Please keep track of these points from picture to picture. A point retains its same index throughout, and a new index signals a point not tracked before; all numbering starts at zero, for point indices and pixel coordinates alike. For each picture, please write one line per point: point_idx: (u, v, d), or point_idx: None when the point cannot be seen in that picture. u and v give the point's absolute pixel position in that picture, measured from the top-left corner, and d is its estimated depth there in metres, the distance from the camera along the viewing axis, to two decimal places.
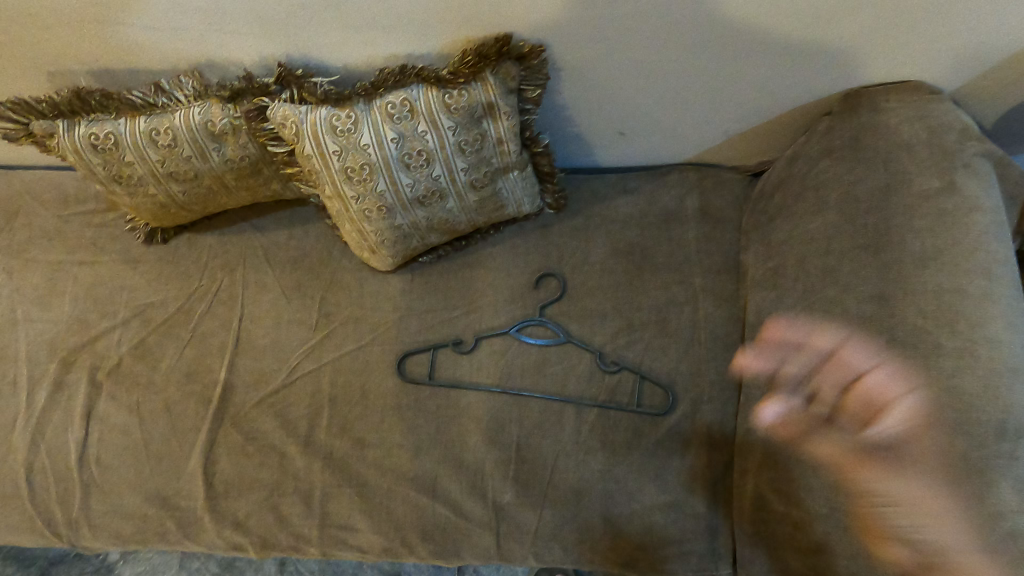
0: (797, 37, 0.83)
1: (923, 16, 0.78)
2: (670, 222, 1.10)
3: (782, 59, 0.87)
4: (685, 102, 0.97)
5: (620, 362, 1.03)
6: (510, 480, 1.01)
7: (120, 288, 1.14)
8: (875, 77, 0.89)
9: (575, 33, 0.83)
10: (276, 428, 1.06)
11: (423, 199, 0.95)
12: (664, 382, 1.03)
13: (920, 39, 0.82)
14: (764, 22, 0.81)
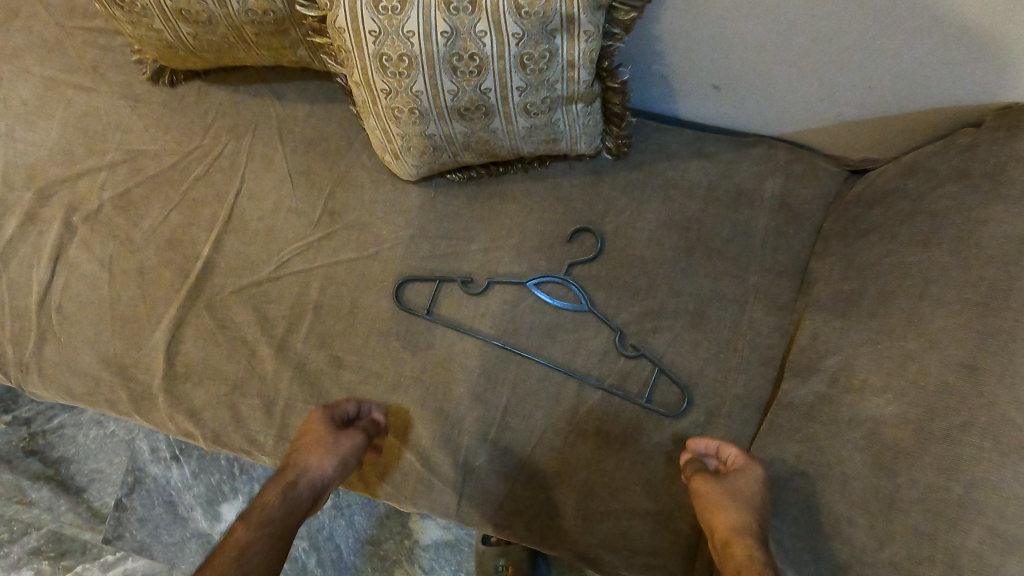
0: (977, 20, 0.64)
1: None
2: (741, 204, 0.94)
3: (945, 44, 0.68)
4: (805, 68, 0.78)
5: (641, 348, 0.91)
6: (487, 443, 0.91)
7: (114, 126, 1.01)
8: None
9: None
10: (250, 323, 0.96)
11: (464, 112, 0.79)
12: (683, 382, 0.90)
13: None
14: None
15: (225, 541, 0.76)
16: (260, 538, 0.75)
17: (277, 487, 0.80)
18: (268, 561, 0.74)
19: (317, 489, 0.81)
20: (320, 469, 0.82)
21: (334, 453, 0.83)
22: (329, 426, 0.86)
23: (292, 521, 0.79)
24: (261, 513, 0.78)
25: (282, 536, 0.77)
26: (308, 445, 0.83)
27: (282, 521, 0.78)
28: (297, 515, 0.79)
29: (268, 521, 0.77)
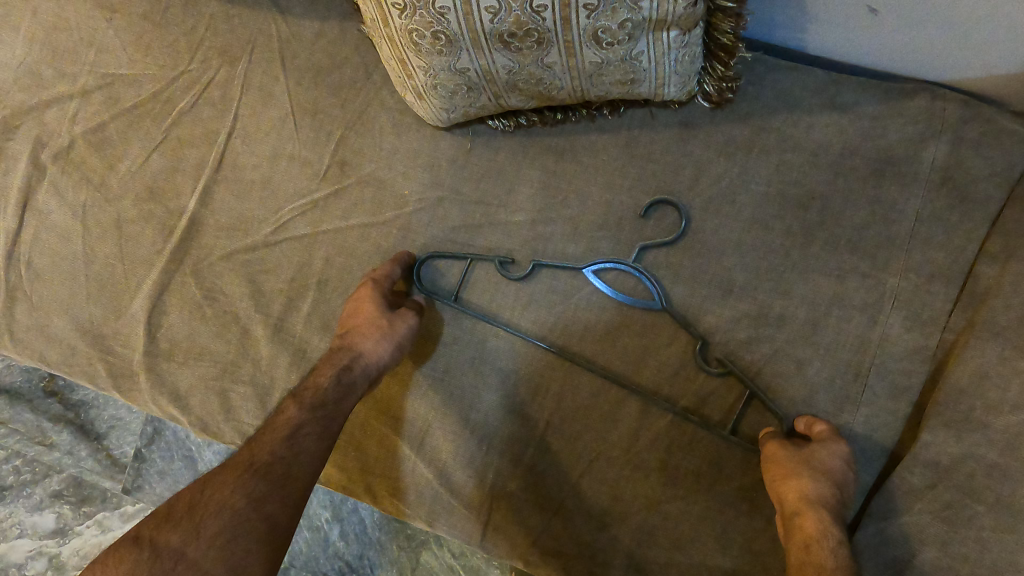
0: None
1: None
2: (884, 177, 0.68)
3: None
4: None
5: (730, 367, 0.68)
6: (521, 464, 0.73)
7: (88, 44, 0.82)
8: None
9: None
10: (244, 295, 0.78)
11: (508, 39, 0.57)
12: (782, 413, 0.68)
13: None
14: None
15: (275, 419, 0.64)
16: (315, 419, 0.64)
17: (330, 366, 0.68)
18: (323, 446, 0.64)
19: (374, 374, 0.68)
20: (378, 347, 0.68)
21: (393, 331, 0.69)
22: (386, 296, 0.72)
23: (349, 405, 0.67)
24: (315, 391, 0.66)
25: (338, 421, 0.65)
26: (363, 318, 0.69)
27: (339, 403, 0.66)
28: (353, 398, 0.67)
29: (323, 402, 0.65)
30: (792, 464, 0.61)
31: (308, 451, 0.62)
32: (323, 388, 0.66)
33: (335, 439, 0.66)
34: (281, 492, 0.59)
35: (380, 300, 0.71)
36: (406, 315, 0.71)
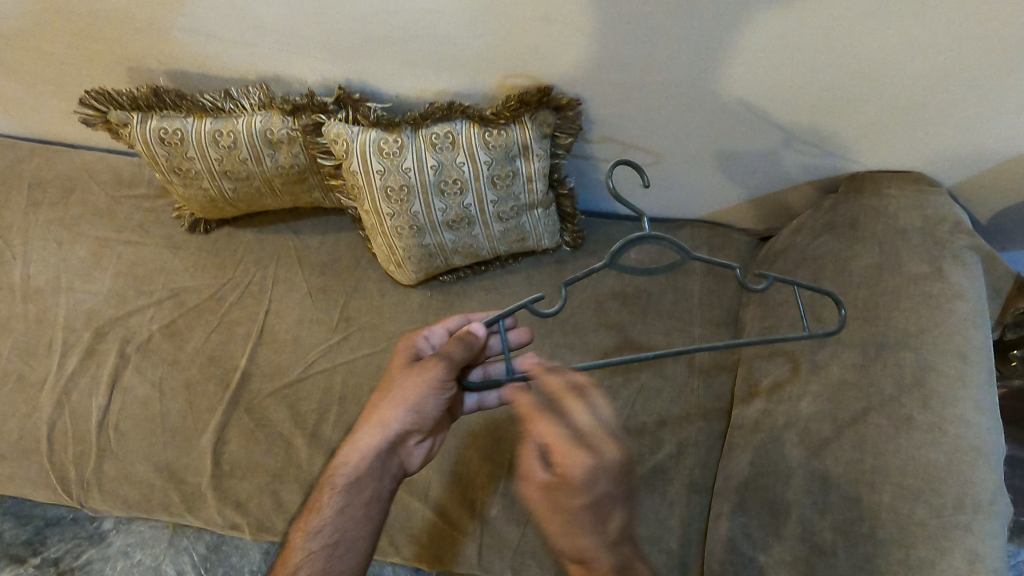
0: (809, 125, 0.90)
1: (926, 118, 0.85)
2: (678, 273, 1.17)
3: (789, 142, 0.95)
4: (702, 165, 1.04)
5: (554, 311, 0.71)
6: (498, 494, 1.06)
7: (159, 271, 1.22)
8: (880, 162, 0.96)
9: (598, 98, 0.92)
10: (286, 418, 1.12)
11: (452, 224, 1.02)
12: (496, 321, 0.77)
13: (922, 137, 0.89)
14: (782, 110, 0.88)
15: (292, 544, 0.79)
16: (343, 501, 0.79)
17: (337, 477, 0.81)
18: (353, 519, 0.78)
19: (369, 474, 0.80)
20: (394, 415, 0.81)
21: (406, 395, 0.80)
22: (411, 360, 0.85)
23: (348, 519, 0.78)
24: (318, 515, 0.79)
25: (361, 497, 0.80)
26: (387, 385, 0.84)
27: (336, 520, 0.78)
28: (354, 508, 0.79)
29: (348, 483, 0.80)
30: (583, 475, 0.74)
31: (337, 529, 0.78)
32: (321, 510, 0.79)
33: (349, 554, 0.76)
34: None
35: (406, 366, 0.84)
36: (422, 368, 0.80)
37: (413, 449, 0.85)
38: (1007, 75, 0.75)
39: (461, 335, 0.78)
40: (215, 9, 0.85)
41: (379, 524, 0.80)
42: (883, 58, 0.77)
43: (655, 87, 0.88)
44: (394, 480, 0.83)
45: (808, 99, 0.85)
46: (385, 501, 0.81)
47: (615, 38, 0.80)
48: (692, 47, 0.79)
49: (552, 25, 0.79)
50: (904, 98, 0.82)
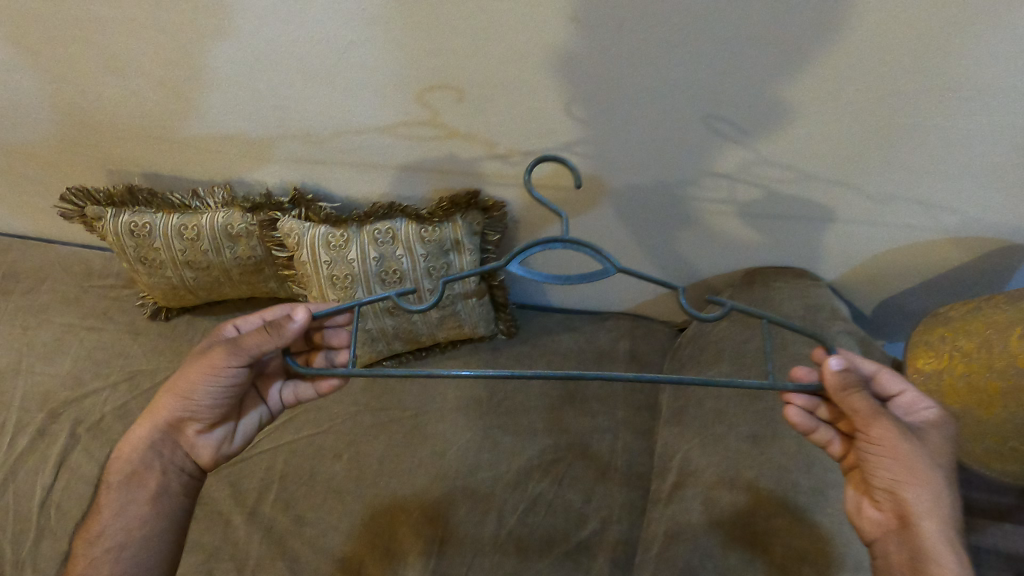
0: (812, 208, 0.96)
1: (921, 200, 0.90)
2: (603, 359, 1.27)
3: (798, 226, 1.00)
4: (720, 249, 1.09)
5: (420, 308, 0.75)
6: (427, 571, 1.09)
7: (118, 355, 1.29)
8: (884, 243, 1.00)
9: (629, 174, 0.97)
10: (228, 497, 1.17)
11: (392, 310, 1.13)
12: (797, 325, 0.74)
13: (926, 217, 0.93)
14: (795, 192, 0.94)
15: (83, 542, 0.85)
16: (122, 498, 0.86)
17: (118, 472, 0.87)
18: (133, 515, 0.85)
19: (148, 466, 0.87)
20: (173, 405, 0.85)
21: (183, 383, 0.84)
22: (200, 350, 0.86)
23: (135, 516, 0.85)
24: (106, 511, 0.85)
25: (144, 490, 0.86)
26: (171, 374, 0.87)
27: (121, 515, 0.85)
28: (137, 500, 0.85)
29: (124, 478, 0.86)
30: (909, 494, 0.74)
31: (122, 527, 0.84)
32: (107, 508, 0.85)
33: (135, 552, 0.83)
34: None
35: (195, 356, 0.86)
36: (206, 359, 0.82)
37: (207, 439, 0.89)
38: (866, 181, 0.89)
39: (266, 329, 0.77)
40: (188, 120, 0.99)
41: (165, 515, 0.87)
42: (864, 145, 0.85)
43: (674, 170, 0.94)
44: (178, 470, 0.89)
45: (692, 203, 1.00)
46: (165, 490, 0.87)
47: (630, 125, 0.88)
48: (695, 133, 0.87)
49: (573, 105, 0.86)
50: (896, 180, 0.89)
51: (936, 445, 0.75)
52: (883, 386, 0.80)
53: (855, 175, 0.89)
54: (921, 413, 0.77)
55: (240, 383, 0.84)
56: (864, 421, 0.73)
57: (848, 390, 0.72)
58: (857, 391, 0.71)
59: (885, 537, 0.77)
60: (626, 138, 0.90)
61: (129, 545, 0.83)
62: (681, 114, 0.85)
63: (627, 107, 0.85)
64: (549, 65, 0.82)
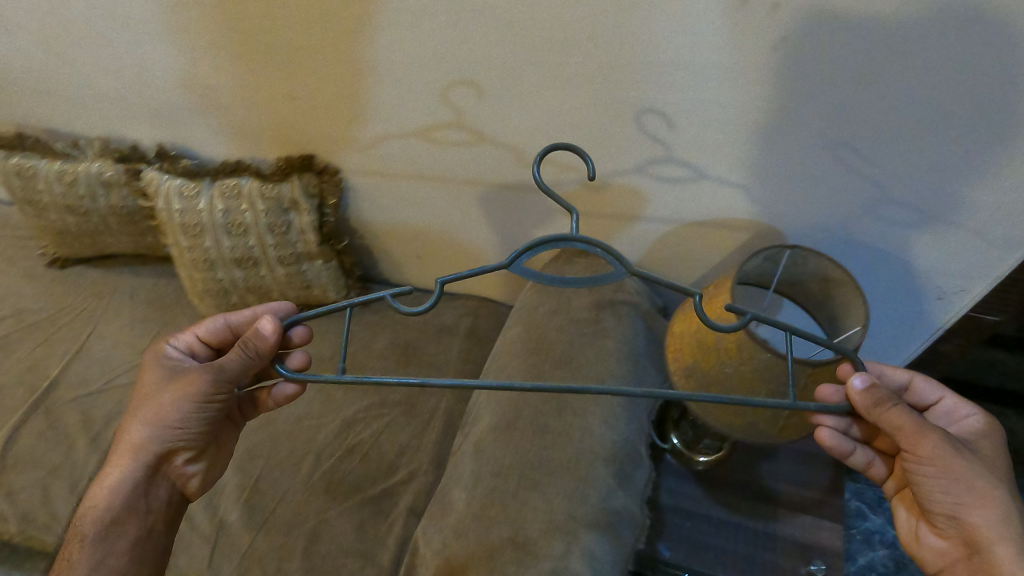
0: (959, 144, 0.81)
1: (913, 162, 0.85)
2: (443, 331, 1.38)
3: (882, 196, 0.92)
4: (991, 258, 0.94)
5: (419, 313, 0.67)
6: (240, 503, 1.19)
7: (12, 294, 1.44)
8: (990, 215, 0.88)
9: (756, 186, 0.97)
10: (77, 422, 1.27)
11: (239, 262, 1.25)
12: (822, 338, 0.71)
13: (915, 186, 0.88)
14: (717, 138, 0.91)
15: None
16: (100, 546, 0.87)
17: (93, 515, 0.89)
18: (113, 566, 0.87)
19: (126, 500, 0.90)
20: (146, 436, 0.89)
21: (162, 416, 0.88)
22: (166, 374, 0.90)
23: (118, 561, 0.88)
24: (77, 557, 0.86)
25: (127, 533, 0.89)
26: (135, 402, 0.90)
27: (99, 562, 0.86)
28: (126, 545, 0.89)
29: (103, 521, 0.88)
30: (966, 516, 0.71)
31: None
32: (77, 561, 0.86)
33: None
34: None
35: (164, 382, 0.89)
36: (182, 387, 0.87)
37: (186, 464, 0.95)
38: (730, 131, 0.90)
39: (244, 343, 0.81)
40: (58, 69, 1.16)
41: (143, 556, 0.90)
42: (871, 70, 0.77)
43: (719, 126, 0.90)
44: (160, 502, 0.94)
45: (493, 161, 1.09)
46: (143, 529, 0.91)
47: (660, 109, 0.91)
48: (702, 96, 0.87)
49: (567, 20, 0.83)
50: (819, 131, 0.86)
51: (994, 458, 0.76)
52: (920, 395, 0.85)
53: (919, 95, 0.78)
54: (966, 422, 0.81)
55: (224, 400, 0.89)
56: (910, 438, 0.70)
57: (882, 406, 0.70)
58: (893, 407, 0.70)
59: (953, 562, 0.75)
60: (655, 124, 0.93)
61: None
62: (477, 74, 0.95)
63: (396, 59, 0.97)
64: (326, 18, 0.94)
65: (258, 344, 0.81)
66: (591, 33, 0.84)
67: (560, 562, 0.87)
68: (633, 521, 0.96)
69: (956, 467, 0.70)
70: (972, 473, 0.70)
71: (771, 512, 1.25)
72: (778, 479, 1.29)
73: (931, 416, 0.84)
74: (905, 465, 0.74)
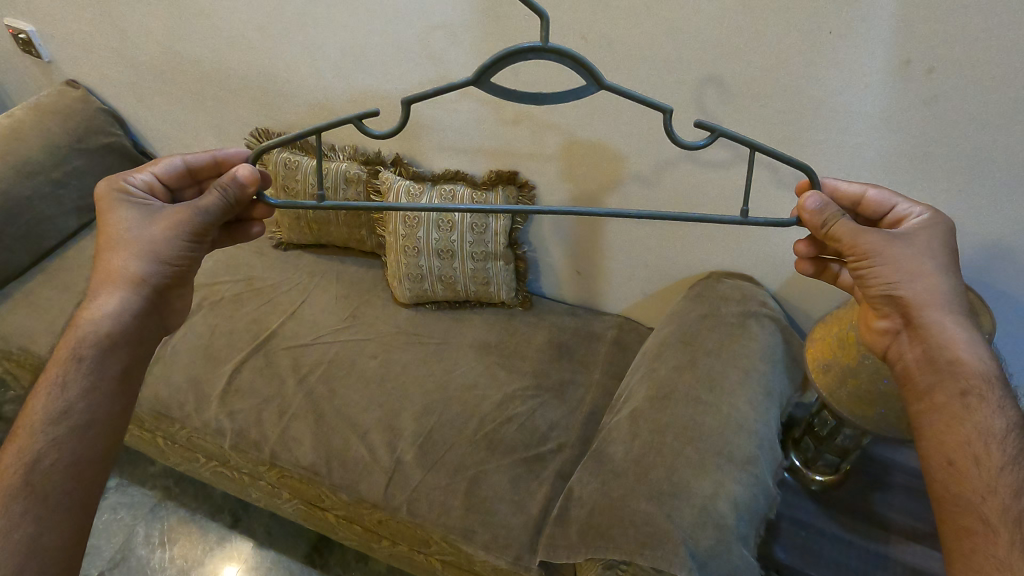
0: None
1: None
2: (592, 339, 1.60)
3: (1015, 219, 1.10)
4: None
5: (381, 133, 0.80)
6: (414, 447, 1.40)
7: (245, 266, 1.78)
8: None
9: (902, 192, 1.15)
10: (288, 365, 1.55)
11: (440, 252, 1.54)
12: (800, 167, 0.83)
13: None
14: (864, 146, 1.12)
15: (26, 420, 0.90)
16: (95, 369, 0.95)
17: (73, 342, 0.96)
18: (102, 390, 0.95)
19: (105, 327, 0.97)
20: (142, 270, 0.97)
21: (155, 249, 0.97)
22: (144, 214, 0.98)
23: (103, 382, 0.95)
24: (61, 376, 0.93)
25: (116, 362, 0.97)
26: (116, 240, 0.98)
27: (86, 385, 0.93)
28: (108, 369, 0.96)
29: (91, 346, 0.96)
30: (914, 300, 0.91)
31: (89, 402, 0.93)
32: (62, 381, 0.93)
33: (108, 426, 0.94)
34: (48, 483, 0.85)
35: (146, 221, 0.98)
36: (169, 224, 0.96)
37: (171, 302, 1.05)
38: (874, 128, 1.10)
39: (225, 186, 0.93)
40: (339, 87, 1.53)
41: (130, 382, 0.99)
42: (997, 75, 0.97)
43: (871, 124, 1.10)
44: (145, 338, 1.01)
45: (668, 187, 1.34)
46: (132, 358, 0.99)
47: (730, 82, 1.15)
48: (836, 96, 1.09)
49: (761, 44, 1.09)
50: (952, 138, 1.05)
51: (929, 241, 0.92)
52: (875, 207, 0.97)
53: None
54: (910, 221, 0.95)
55: (206, 241, 0.99)
56: (853, 243, 0.90)
57: (830, 221, 0.89)
58: (837, 219, 0.89)
59: (898, 336, 0.97)
60: (754, 121, 1.18)
61: (98, 421, 0.93)
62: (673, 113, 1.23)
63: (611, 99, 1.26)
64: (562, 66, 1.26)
65: (238, 185, 0.93)
66: (784, 52, 1.08)
67: (710, 503, 1.04)
68: (769, 490, 1.11)
69: (887, 256, 0.90)
70: (901, 258, 0.91)
71: (887, 537, 1.33)
72: (892, 509, 1.38)
73: (885, 221, 0.98)
74: (855, 271, 0.93)
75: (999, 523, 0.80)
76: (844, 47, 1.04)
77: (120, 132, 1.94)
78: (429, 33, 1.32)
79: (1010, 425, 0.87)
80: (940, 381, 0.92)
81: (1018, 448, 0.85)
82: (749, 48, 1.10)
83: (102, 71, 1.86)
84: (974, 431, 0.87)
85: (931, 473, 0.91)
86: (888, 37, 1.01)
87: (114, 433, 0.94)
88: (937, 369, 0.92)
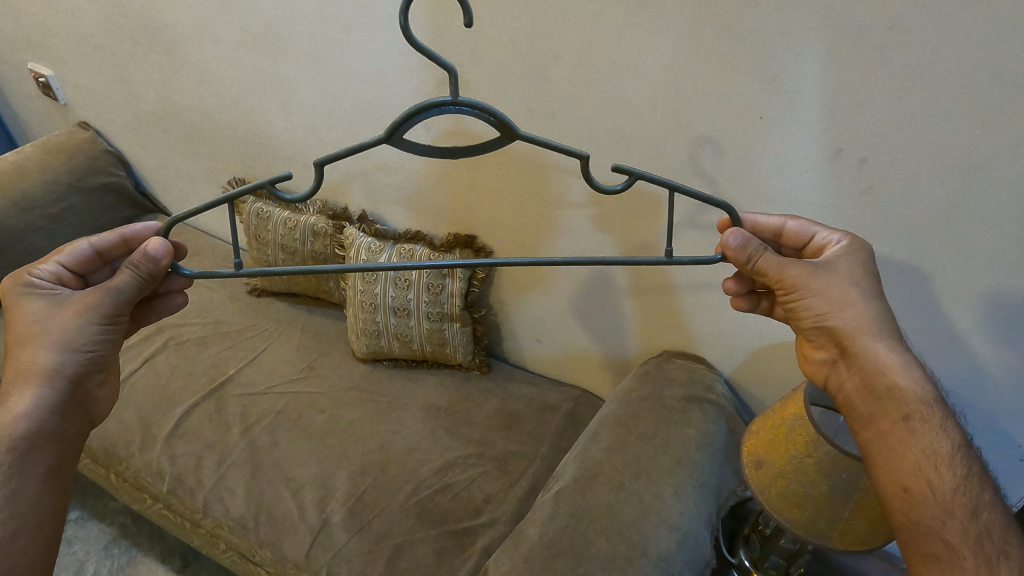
0: (1011, 402, 1.07)
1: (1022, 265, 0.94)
2: (546, 410, 1.56)
3: (996, 315, 1.00)
4: None
5: (297, 196, 0.77)
6: (344, 509, 1.35)
7: (218, 312, 1.82)
8: None
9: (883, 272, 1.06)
10: (237, 413, 1.55)
11: (396, 311, 1.53)
12: (715, 202, 0.81)
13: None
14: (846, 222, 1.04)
15: None
16: (18, 474, 0.92)
17: None
18: (31, 494, 0.92)
19: (26, 426, 0.94)
20: (56, 361, 0.94)
21: (66, 338, 0.94)
22: (52, 303, 0.95)
23: (29, 487, 0.92)
24: None
25: (41, 463, 0.94)
26: (24, 334, 0.95)
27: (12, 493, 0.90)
28: (33, 470, 0.93)
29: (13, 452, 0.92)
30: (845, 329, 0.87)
31: (19, 513, 0.90)
32: None
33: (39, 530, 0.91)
34: None
35: (53, 309, 0.95)
36: (78, 309, 0.94)
37: (93, 390, 1.02)
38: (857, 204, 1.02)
39: (136, 264, 0.91)
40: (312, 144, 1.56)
41: (55, 483, 0.95)
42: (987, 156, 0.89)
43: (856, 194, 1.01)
44: (70, 430, 0.99)
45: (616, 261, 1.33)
46: (57, 459, 0.96)
47: (720, 136, 1.07)
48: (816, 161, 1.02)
49: (729, 106, 1.04)
50: (934, 219, 0.97)
51: (851, 269, 0.88)
52: (798, 235, 0.92)
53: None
54: (831, 249, 0.90)
55: (122, 320, 0.97)
56: (780, 278, 0.86)
57: (754, 258, 0.85)
58: (761, 254, 0.85)
59: (834, 366, 0.93)
60: (738, 178, 1.09)
61: (24, 532, 0.89)
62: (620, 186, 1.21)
63: (559, 171, 1.26)
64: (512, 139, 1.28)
65: (154, 264, 0.91)
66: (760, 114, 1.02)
67: None
68: None
69: (815, 288, 0.87)
70: (827, 288, 0.87)
71: None
72: None
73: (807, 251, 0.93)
74: (786, 304, 0.89)
75: (961, 547, 0.80)
76: (776, 134, 1.02)
77: (122, 174, 2.03)
78: (390, 97, 1.35)
79: (954, 446, 0.85)
80: (881, 409, 0.88)
81: (964, 467, 0.84)
82: (695, 116, 1.07)
83: (109, 117, 1.96)
84: (922, 456, 0.85)
85: (885, 500, 0.88)
86: (822, 123, 0.98)
87: (27, 533, 0.90)
88: (874, 398, 0.89)
